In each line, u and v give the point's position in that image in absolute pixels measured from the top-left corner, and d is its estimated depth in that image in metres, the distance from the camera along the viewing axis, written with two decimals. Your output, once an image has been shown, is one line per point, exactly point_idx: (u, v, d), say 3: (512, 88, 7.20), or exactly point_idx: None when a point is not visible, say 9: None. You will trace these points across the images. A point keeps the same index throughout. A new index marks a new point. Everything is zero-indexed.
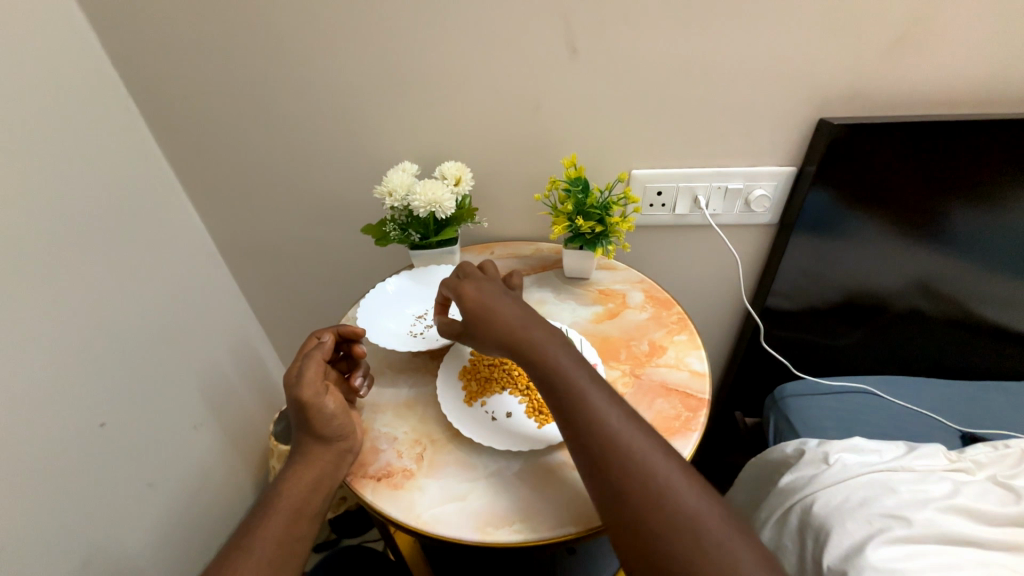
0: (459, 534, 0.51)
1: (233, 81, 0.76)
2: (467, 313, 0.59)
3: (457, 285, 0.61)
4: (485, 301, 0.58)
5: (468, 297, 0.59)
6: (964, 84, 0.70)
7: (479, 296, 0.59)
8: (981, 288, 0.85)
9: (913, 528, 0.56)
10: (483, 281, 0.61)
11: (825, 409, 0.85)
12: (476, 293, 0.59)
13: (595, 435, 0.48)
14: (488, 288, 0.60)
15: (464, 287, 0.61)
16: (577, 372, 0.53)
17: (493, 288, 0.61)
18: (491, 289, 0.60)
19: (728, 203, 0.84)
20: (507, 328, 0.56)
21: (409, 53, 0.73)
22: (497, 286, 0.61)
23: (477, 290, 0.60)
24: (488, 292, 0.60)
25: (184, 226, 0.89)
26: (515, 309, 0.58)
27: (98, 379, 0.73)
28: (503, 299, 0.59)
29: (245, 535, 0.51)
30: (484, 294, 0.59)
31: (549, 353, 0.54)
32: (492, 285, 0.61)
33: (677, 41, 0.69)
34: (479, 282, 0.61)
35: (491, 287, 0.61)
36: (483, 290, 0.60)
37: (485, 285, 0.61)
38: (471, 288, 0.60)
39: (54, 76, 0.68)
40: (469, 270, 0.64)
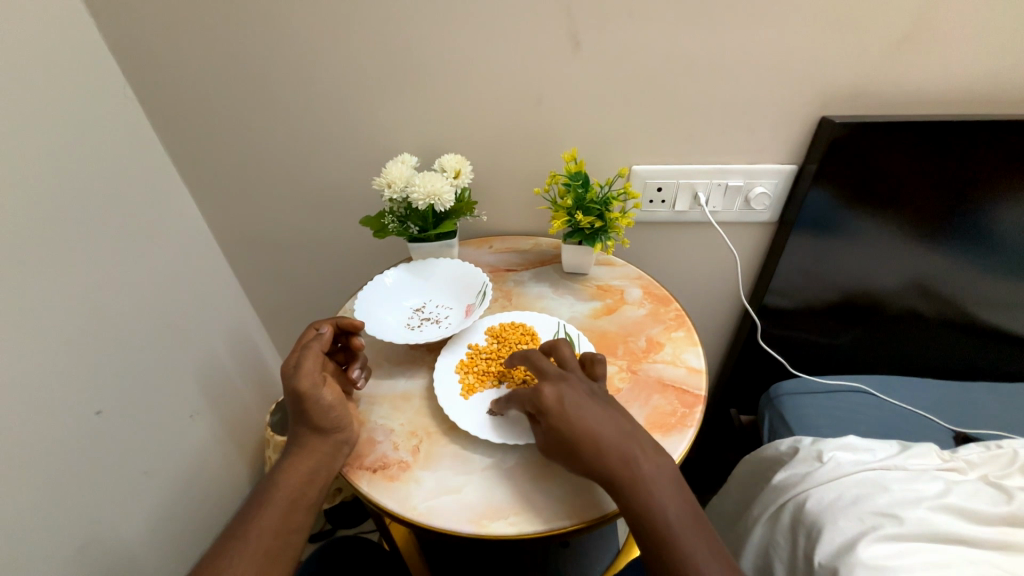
0: (455, 526, 0.51)
1: (232, 69, 0.75)
2: (556, 427, 0.52)
3: (536, 388, 0.54)
4: (573, 415, 0.52)
5: (547, 407, 0.53)
6: (967, 84, 0.70)
7: (562, 406, 0.52)
8: (979, 290, 0.85)
9: (904, 527, 0.57)
10: (565, 382, 0.55)
11: (819, 406, 0.85)
12: (557, 403, 0.53)
13: (645, 516, 0.48)
14: (573, 394, 0.53)
15: (542, 392, 0.54)
16: (683, 520, 0.48)
17: (578, 393, 0.54)
18: (577, 397, 0.53)
19: (727, 200, 0.84)
20: (606, 456, 0.50)
21: (410, 42, 0.72)
22: (581, 388, 0.54)
23: (561, 398, 0.53)
24: (575, 401, 0.53)
25: (182, 214, 0.89)
26: (606, 425, 0.52)
27: (95, 367, 0.73)
28: (595, 411, 0.52)
29: (242, 523, 0.52)
30: (565, 404, 0.52)
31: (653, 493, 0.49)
32: (575, 387, 0.54)
33: (680, 35, 0.68)
34: (560, 384, 0.54)
35: (575, 391, 0.54)
36: (568, 399, 0.53)
37: (568, 388, 0.54)
38: (553, 392, 0.53)
39: (50, 61, 0.67)
40: (545, 365, 0.57)
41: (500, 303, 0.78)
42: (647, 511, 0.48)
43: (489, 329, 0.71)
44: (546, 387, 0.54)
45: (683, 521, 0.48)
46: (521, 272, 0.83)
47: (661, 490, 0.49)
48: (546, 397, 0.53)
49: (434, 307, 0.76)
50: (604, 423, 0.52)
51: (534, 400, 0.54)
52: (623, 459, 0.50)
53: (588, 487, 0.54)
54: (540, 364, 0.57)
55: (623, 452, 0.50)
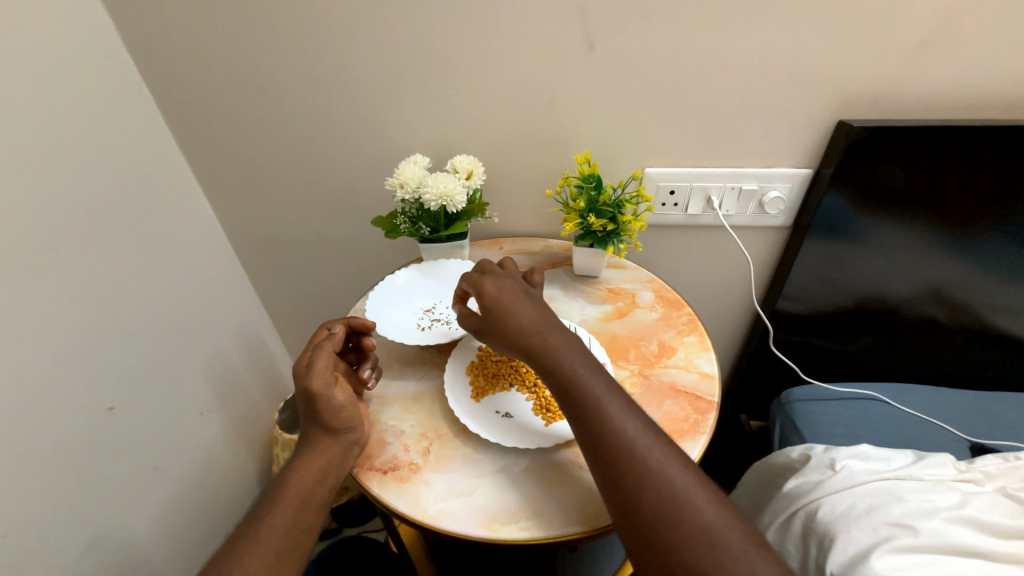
0: (466, 530, 0.51)
1: (246, 69, 0.76)
2: (490, 302, 0.57)
3: (479, 279, 0.60)
4: (506, 298, 0.58)
5: (487, 294, 0.58)
6: (987, 89, 0.69)
7: (500, 294, 0.58)
8: (996, 297, 0.84)
9: (919, 538, 0.56)
10: (505, 278, 0.61)
11: (832, 415, 0.84)
12: (496, 292, 0.58)
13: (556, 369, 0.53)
14: (511, 287, 0.59)
15: (484, 281, 0.59)
16: (589, 371, 0.53)
17: (514, 287, 0.60)
18: (510, 286, 0.59)
19: (741, 204, 0.83)
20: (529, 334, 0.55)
21: (424, 44, 0.72)
22: (518, 284, 0.60)
23: (499, 289, 0.58)
24: (510, 289, 0.59)
25: (195, 213, 0.90)
26: (532, 309, 0.57)
27: (107, 363, 0.74)
28: (523, 298, 0.58)
29: (253, 523, 0.52)
30: (503, 291, 0.58)
31: (558, 350, 0.54)
32: (512, 283, 0.60)
33: (694, 38, 0.68)
34: (500, 278, 0.60)
35: (513, 285, 0.60)
36: (503, 287, 0.59)
37: (507, 282, 0.60)
38: (492, 284, 0.59)
39: (69, 60, 0.68)
40: (490, 266, 0.64)
41: None
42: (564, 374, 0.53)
43: None
44: (489, 279, 0.60)
45: (588, 369, 0.53)
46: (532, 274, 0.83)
47: (567, 349, 0.54)
48: (483, 282, 0.59)
49: (444, 308, 0.75)
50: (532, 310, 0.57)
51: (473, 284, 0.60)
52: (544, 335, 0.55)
53: (598, 493, 0.53)
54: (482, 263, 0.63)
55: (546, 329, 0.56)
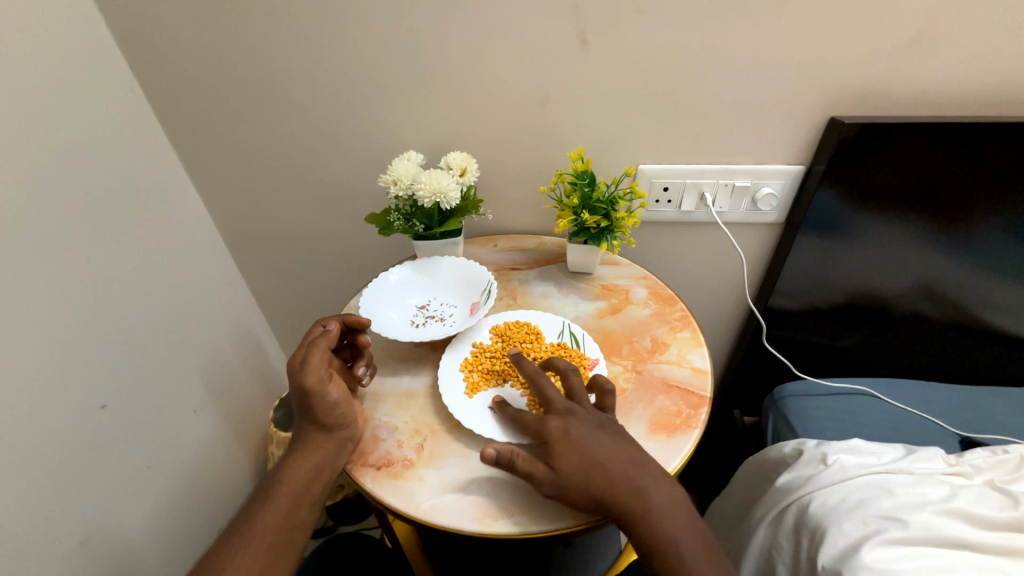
0: (458, 524, 0.51)
1: (238, 66, 0.75)
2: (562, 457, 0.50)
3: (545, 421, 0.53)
4: (581, 450, 0.50)
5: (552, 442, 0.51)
6: (977, 86, 0.69)
7: (565, 441, 0.51)
8: (985, 293, 0.85)
9: (909, 531, 0.57)
10: (571, 416, 0.53)
11: (824, 408, 0.85)
12: (560, 436, 0.52)
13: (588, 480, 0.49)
14: (577, 429, 0.52)
15: (548, 426, 0.53)
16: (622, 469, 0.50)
17: (582, 428, 0.52)
18: (584, 430, 0.52)
19: (734, 201, 0.83)
20: (617, 496, 0.49)
21: (417, 40, 0.72)
22: (587, 423, 0.53)
23: (565, 434, 0.52)
24: (585, 433, 0.52)
25: (187, 209, 0.89)
26: (613, 459, 0.50)
27: (98, 361, 0.73)
28: (589, 442, 0.51)
29: (248, 518, 0.53)
30: (569, 437, 0.51)
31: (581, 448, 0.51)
32: (581, 422, 0.53)
33: (686, 34, 0.68)
34: (566, 417, 0.53)
35: (581, 425, 0.53)
36: (575, 433, 0.52)
37: (574, 423, 0.53)
38: (557, 427, 0.52)
39: (58, 55, 0.67)
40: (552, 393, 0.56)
41: (504, 302, 0.77)
42: (662, 546, 0.48)
43: (493, 328, 0.71)
44: (552, 422, 0.53)
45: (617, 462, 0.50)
46: (526, 271, 0.83)
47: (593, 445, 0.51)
48: (552, 429, 0.52)
49: (438, 305, 0.76)
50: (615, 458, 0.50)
51: (541, 431, 0.53)
52: (635, 494, 0.49)
53: None
54: (546, 392, 0.56)
55: (635, 485, 0.50)
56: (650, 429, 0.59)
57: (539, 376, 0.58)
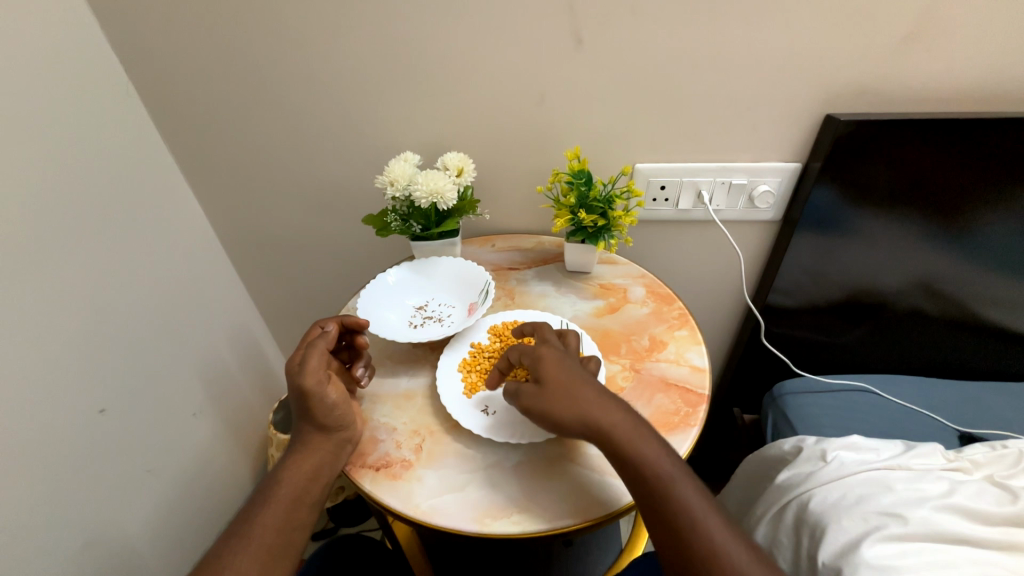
0: (458, 524, 0.51)
1: (233, 68, 0.75)
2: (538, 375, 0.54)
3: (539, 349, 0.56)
4: (554, 367, 0.54)
5: (549, 365, 0.54)
6: (972, 81, 0.69)
7: (562, 364, 0.54)
8: (982, 289, 0.85)
9: (908, 526, 0.57)
10: (566, 351, 0.57)
11: (823, 406, 0.85)
12: (557, 362, 0.54)
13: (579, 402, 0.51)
14: (571, 359, 0.56)
15: (544, 353, 0.55)
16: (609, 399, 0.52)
17: (575, 360, 0.56)
18: (578, 362, 0.55)
19: (731, 199, 0.83)
20: (586, 413, 0.51)
21: (412, 40, 0.72)
22: (579, 359, 0.57)
23: (561, 359, 0.55)
24: (575, 365, 0.55)
25: (185, 212, 0.89)
26: (581, 378, 0.53)
27: (96, 366, 0.73)
28: (583, 372, 0.54)
29: (246, 520, 0.53)
30: (564, 363, 0.54)
31: (575, 374, 0.53)
32: (574, 356, 0.57)
33: (681, 33, 0.68)
34: (560, 351, 0.57)
35: (574, 359, 0.56)
36: (549, 355, 0.55)
37: (568, 355, 0.56)
38: (553, 354, 0.55)
39: (53, 59, 0.67)
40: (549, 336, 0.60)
41: (502, 302, 0.77)
42: (638, 468, 0.48)
43: (491, 328, 0.70)
44: (547, 349, 0.56)
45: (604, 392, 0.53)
46: (523, 271, 0.83)
47: (583, 374, 0.54)
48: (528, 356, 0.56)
49: (436, 306, 0.76)
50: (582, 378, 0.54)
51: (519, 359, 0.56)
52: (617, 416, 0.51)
53: (590, 487, 0.54)
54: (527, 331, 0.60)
55: (616, 409, 0.52)
56: None
57: (540, 326, 0.62)
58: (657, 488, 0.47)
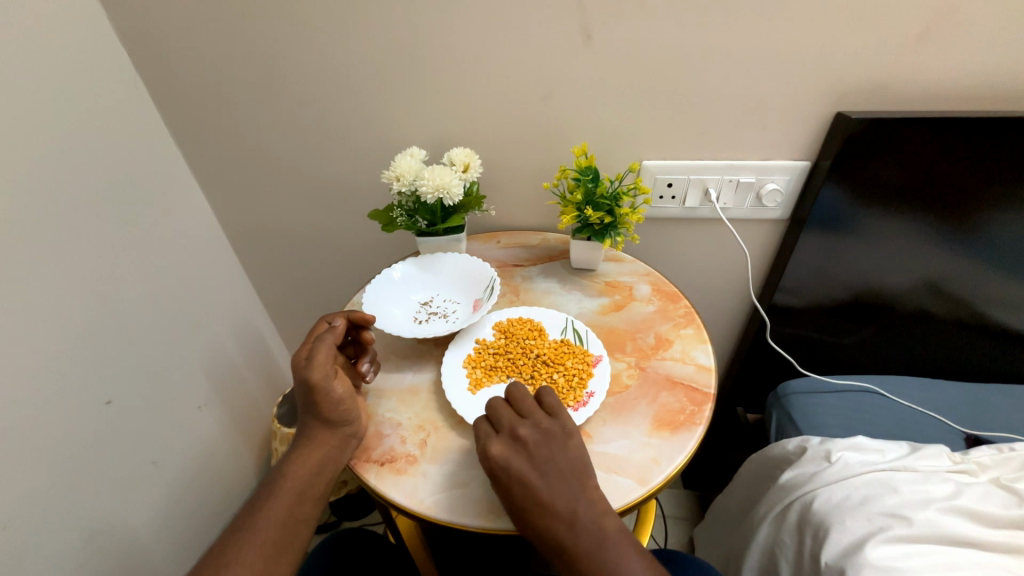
0: (462, 520, 0.51)
1: (240, 62, 0.75)
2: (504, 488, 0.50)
3: (485, 451, 0.51)
4: (518, 488, 0.49)
5: (498, 483, 0.50)
6: (984, 80, 0.68)
7: (507, 478, 0.49)
8: (991, 290, 0.84)
9: (913, 529, 0.57)
10: (514, 441, 0.51)
11: (828, 406, 0.84)
12: (502, 475, 0.50)
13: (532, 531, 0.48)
14: (519, 460, 0.50)
15: (490, 461, 0.51)
16: (565, 520, 0.48)
17: (524, 460, 0.50)
18: (525, 465, 0.50)
19: (739, 197, 0.83)
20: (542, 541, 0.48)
21: (419, 35, 0.72)
22: (529, 452, 0.51)
23: (506, 467, 0.50)
24: (523, 467, 0.50)
25: (191, 206, 0.89)
26: (550, 498, 0.48)
27: (102, 358, 0.73)
28: (533, 480, 0.49)
29: (251, 513, 0.54)
30: (510, 476, 0.49)
31: (523, 493, 0.49)
32: (522, 451, 0.51)
33: (691, 28, 0.67)
34: (508, 448, 0.51)
35: (524, 455, 0.51)
36: (513, 466, 0.50)
37: (515, 452, 0.51)
38: (498, 463, 0.50)
39: (60, 51, 0.67)
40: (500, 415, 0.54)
41: (507, 299, 0.77)
42: None
43: (496, 325, 0.71)
44: (493, 454, 0.51)
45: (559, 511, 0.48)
46: (529, 267, 0.83)
47: (532, 488, 0.49)
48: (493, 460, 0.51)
49: (441, 302, 0.75)
50: (554, 493, 0.49)
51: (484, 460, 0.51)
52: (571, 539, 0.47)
53: None
54: (496, 414, 0.54)
55: (570, 530, 0.47)
56: (653, 426, 0.59)
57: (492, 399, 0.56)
58: None
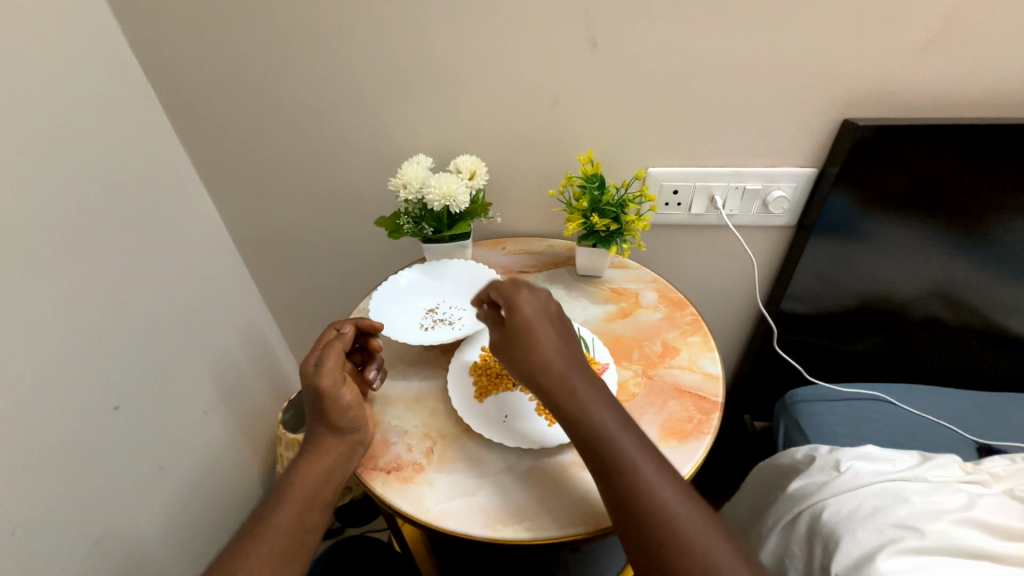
0: (469, 529, 0.51)
1: (249, 72, 0.76)
2: (517, 337, 0.54)
3: (514, 293, 0.57)
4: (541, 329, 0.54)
5: (524, 326, 0.54)
6: (993, 87, 0.68)
7: (533, 317, 0.55)
8: (1001, 297, 0.83)
9: (926, 540, 0.56)
10: (542, 296, 0.58)
11: (837, 415, 0.84)
12: (530, 314, 0.55)
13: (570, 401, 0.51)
14: (544, 309, 0.56)
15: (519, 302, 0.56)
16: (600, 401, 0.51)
17: (549, 312, 0.57)
18: (548, 316, 0.56)
19: (745, 204, 0.83)
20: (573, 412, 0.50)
21: (425, 44, 0.72)
22: (554, 311, 0.57)
23: (533, 309, 0.56)
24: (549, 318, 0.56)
25: (199, 213, 0.90)
26: (562, 356, 0.53)
27: (111, 364, 0.74)
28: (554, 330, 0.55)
29: (259, 521, 0.53)
30: (536, 319, 0.55)
31: (565, 361, 0.53)
32: (549, 307, 0.57)
33: (696, 37, 0.68)
34: (537, 299, 0.57)
35: (549, 308, 0.57)
36: (540, 313, 0.56)
37: (542, 302, 0.57)
38: (528, 305, 0.56)
39: (72, 62, 0.68)
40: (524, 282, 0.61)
41: None
42: (632, 499, 0.46)
43: None
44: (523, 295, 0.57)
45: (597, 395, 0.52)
46: (534, 274, 0.83)
47: (569, 359, 0.54)
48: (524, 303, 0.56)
49: (447, 309, 0.75)
50: (578, 362, 0.54)
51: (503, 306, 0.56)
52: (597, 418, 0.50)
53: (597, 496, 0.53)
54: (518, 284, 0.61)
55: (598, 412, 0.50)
56: (661, 435, 0.58)
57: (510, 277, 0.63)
58: (650, 519, 0.45)
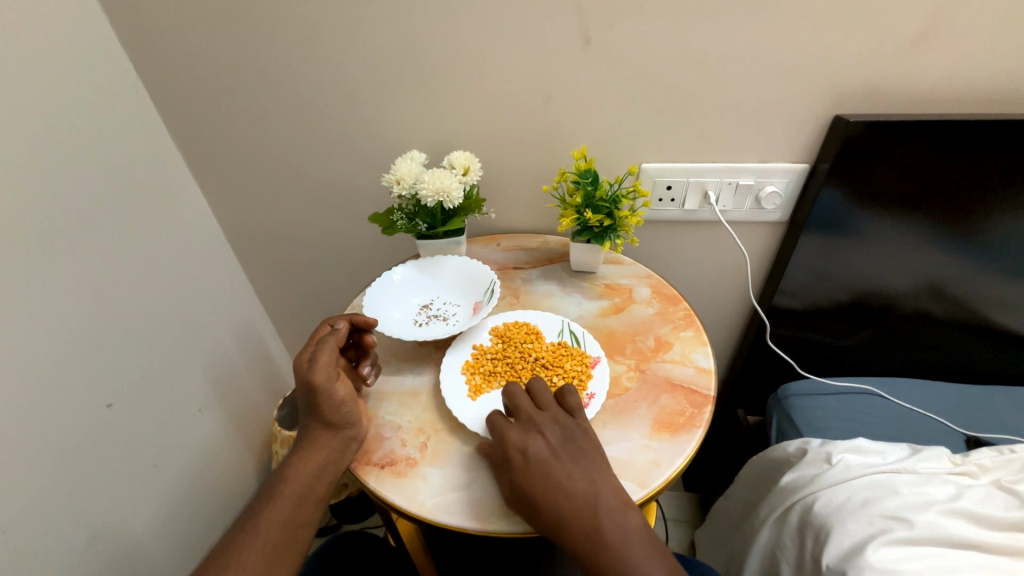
0: (461, 523, 0.51)
1: (241, 67, 0.76)
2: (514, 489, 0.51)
3: (502, 436, 0.54)
4: (536, 473, 0.51)
5: (519, 479, 0.51)
6: (981, 83, 0.69)
7: (526, 466, 0.51)
8: (988, 291, 0.84)
9: (914, 531, 0.57)
10: (533, 429, 0.54)
11: (829, 408, 0.84)
12: (522, 462, 0.52)
13: (583, 547, 0.49)
14: (537, 446, 0.53)
15: (509, 448, 0.53)
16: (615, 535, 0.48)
17: (542, 448, 0.53)
18: (542, 451, 0.52)
19: (738, 199, 0.83)
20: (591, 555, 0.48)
21: (418, 39, 0.72)
22: (548, 442, 0.53)
23: (525, 452, 0.52)
24: (541, 452, 0.52)
25: (192, 209, 0.90)
26: (565, 498, 0.50)
27: (102, 361, 0.73)
28: (550, 469, 0.51)
29: (253, 515, 0.54)
30: (529, 463, 0.52)
31: (568, 504, 0.50)
32: (541, 438, 0.53)
33: (689, 32, 0.68)
34: (528, 435, 0.54)
35: (542, 440, 0.53)
36: (533, 451, 0.52)
37: (533, 439, 0.53)
38: (517, 450, 0.53)
39: (61, 57, 0.67)
40: (517, 405, 0.57)
41: (507, 301, 0.77)
42: None
43: (495, 328, 0.71)
44: (512, 439, 0.53)
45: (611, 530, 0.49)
46: (528, 270, 0.83)
47: (574, 497, 0.50)
48: (512, 447, 0.53)
49: (441, 304, 0.75)
50: (583, 492, 0.50)
51: (501, 449, 0.54)
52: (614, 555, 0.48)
53: None
54: (514, 399, 0.57)
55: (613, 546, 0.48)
56: (653, 428, 0.59)
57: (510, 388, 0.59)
58: None
